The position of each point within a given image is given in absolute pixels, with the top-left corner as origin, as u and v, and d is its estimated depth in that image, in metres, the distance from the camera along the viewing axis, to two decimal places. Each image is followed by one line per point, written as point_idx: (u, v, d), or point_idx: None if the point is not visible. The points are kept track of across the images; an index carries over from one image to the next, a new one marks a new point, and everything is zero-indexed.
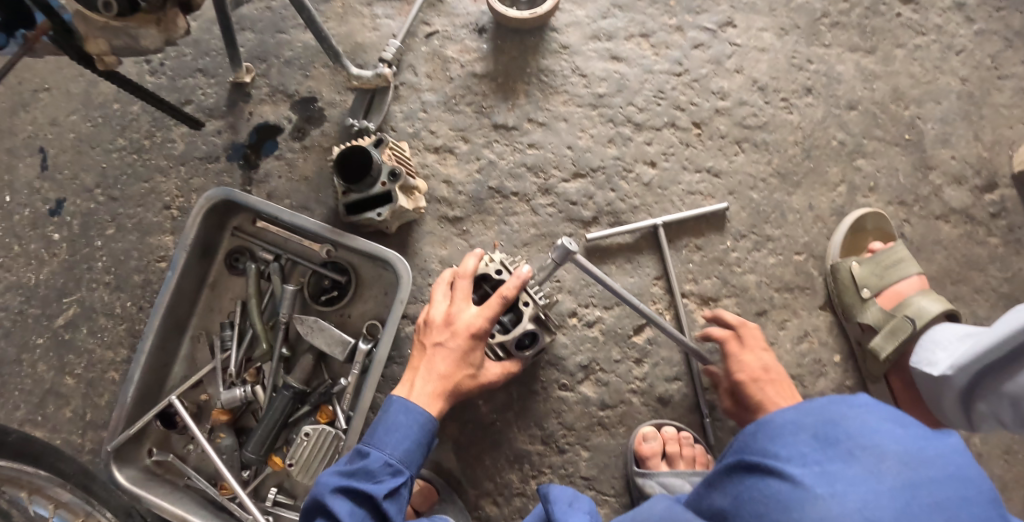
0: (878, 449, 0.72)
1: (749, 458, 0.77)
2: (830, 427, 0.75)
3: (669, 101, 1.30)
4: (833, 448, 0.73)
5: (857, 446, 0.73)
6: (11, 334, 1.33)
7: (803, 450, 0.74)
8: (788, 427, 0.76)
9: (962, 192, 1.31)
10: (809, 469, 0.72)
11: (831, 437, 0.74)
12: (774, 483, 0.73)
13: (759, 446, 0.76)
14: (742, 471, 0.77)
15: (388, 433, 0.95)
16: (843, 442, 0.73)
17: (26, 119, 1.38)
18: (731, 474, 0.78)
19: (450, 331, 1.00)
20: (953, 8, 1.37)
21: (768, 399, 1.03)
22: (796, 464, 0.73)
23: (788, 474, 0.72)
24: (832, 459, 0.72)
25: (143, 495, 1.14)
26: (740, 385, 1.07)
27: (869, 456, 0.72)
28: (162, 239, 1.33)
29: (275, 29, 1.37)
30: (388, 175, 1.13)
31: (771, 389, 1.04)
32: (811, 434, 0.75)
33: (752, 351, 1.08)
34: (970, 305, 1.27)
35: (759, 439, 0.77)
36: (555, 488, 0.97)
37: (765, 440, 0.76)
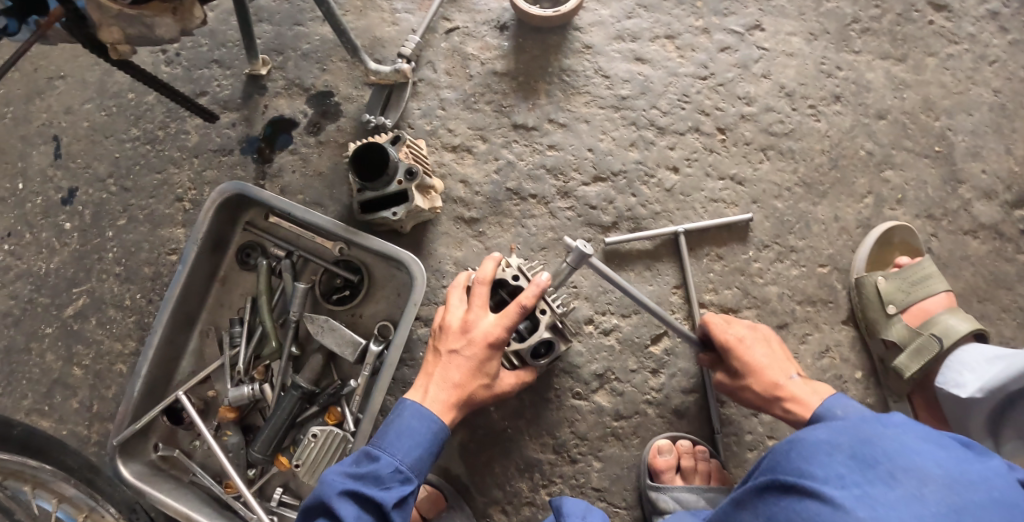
0: (919, 470, 0.69)
1: (787, 478, 0.73)
2: (868, 447, 0.72)
3: (693, 105, 1.27)
4: (872, 470, 0.70)
5: (898, 467, 0.70)
6: (20, 323, 1.32)
7: (841, 471, 0.70)
8: (824, 448, 0.73)
9: (992, 206, 1.27)
10: (850, 491, 0.68)
11: (869, 458, 0.71)
12: (813, 504, 0.69)
13: (794, 466, 0.74)
14: (779, 491, 0.73)
15: (400, 438, 0.92)
16: (882, 464, 0.70)
17: (40, 106, 1.36)
18: (766, 493, 0.75)
19: (466, 339, 0.97)
20: (988, 16, 1.33)
21: (759, 357, 1.00)
22: (835, 484, 0.69)
23: (828, 495, 0.68)
24: (872, 481, 0.69)
25: (148, 490, 1.12)
26: (727, 350, 1.03)
27: (910, 478, 0.69)
28: (173, 232, 1.31)
29: (293, 21, 1.35)
30: (405, 174, 1.09)
31: (758, 348, 1.02)
32: (848, 454, 0.72)
33: (731, 321, 1.06)
34: (996, 324, 1.23)
35: (793, 460, 0.74)
36: (567, 501, 0.94)
37: (801, 460, 0.74)
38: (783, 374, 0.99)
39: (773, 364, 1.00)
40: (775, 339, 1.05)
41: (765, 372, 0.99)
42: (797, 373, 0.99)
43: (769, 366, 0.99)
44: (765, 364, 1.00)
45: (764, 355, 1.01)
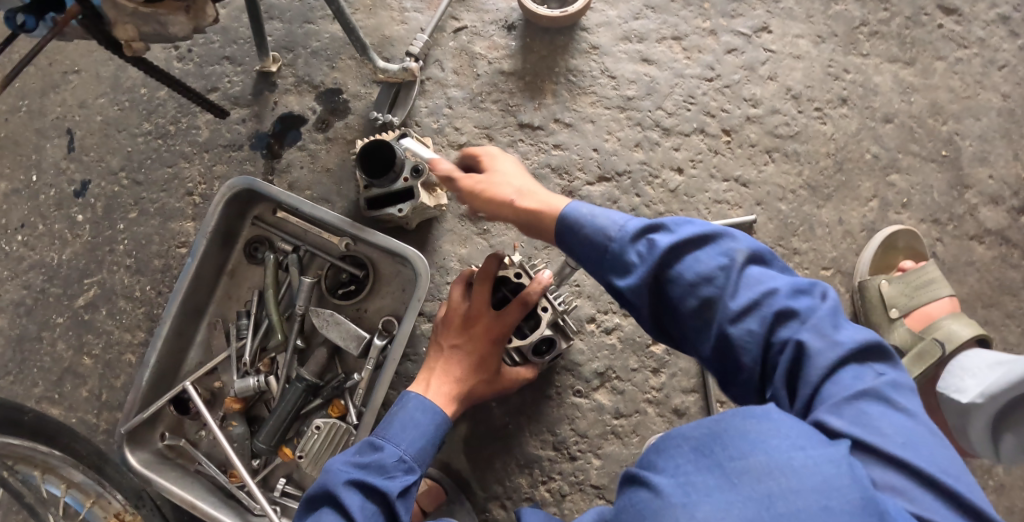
0: (748, 462, 0.56)
1: (632, 468, 0.63)
2: (713, 436, 0.59)
3: (699, 106, 1.27)
4: (706, 459, 0.58)
5: (728, 456, 0.57)
6: (32, 312, 1.34)
7: (681, 463, 0.59)
8: (674, 438, 0.61)
9: (998, 212, 1.27)
10: (675, 479, 0.58)
11: (707, 446, 0.59)
12: (641, 493, 0.59)
13: (648, 458, 0.63)
14: (625, 483, 0.62)
15: (404, 429, 0.94)
16: (717, 454, 0.58)
17: (55, 100, 1.39)
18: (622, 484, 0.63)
19: (468, 335, 1.01)
20: (998, 20, 1.33)
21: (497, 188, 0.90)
22: (665, 474, 0.59)
23: (654, 483, 0.58)
24: (702, 470, 0.57)
25: (154, 477, 1.14)
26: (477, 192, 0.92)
27: (739, 471, 0.56)
28: (184, 225, 1.34)
29: (303, 19, 1.36)
30: (411, 171, 1.11)
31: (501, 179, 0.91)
32: (693, 445, 0.60)
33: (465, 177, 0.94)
34: (1000, 329, 1.23)
35: (650, 453, 0.63)
36: (525, 510, 0.87)
37: (653, 453, 0.62)
38: (518, 186, 0.90)
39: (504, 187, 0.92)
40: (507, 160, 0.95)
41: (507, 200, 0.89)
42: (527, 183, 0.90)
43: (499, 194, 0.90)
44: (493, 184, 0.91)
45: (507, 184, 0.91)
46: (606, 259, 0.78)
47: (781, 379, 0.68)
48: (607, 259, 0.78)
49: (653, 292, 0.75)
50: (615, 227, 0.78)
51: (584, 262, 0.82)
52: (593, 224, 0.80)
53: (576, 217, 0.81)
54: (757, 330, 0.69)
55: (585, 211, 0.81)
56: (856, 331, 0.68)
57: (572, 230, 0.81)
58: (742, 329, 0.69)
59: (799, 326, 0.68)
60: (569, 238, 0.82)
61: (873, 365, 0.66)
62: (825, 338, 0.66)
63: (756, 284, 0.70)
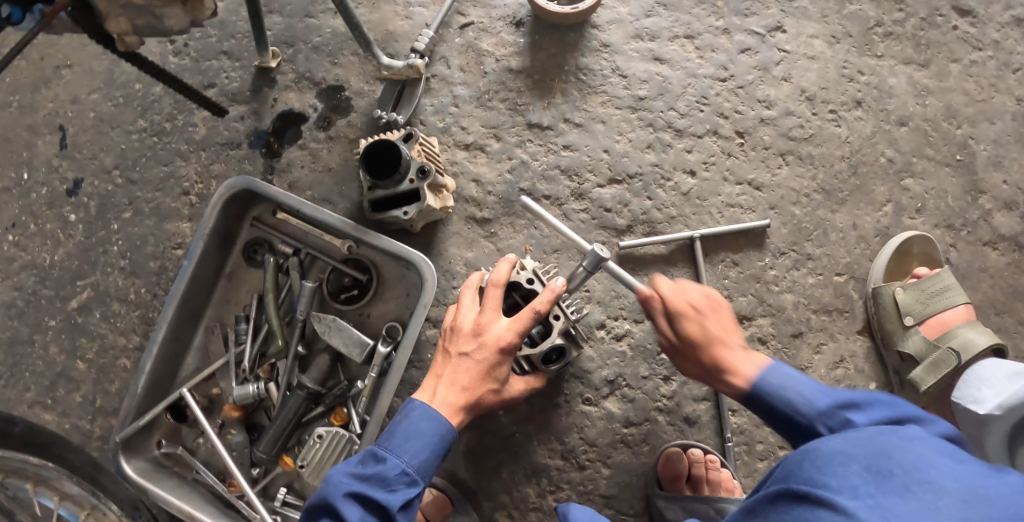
0: (935, 483, 0.64)
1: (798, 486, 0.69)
2: (882, 459, 0.67)
3: (712, 107, 1.24)
4: (887, 482, 0.65)
5: (913, 480, 0.64)
6: (24, 315, 1.30)
7: (855, 482, 0.66)
8: (839, 458, 0.68)
9: (1012, 218, 1.25)
10: (863, 502, 0.63)
11: (882, 469, 0.66)
12: (823, 513, 0.64)
13: (807, 476, 0.69)
14: (790, 500, 0.68)
15: (407, 439, 0.91)
16: (897, 475, 0.65)
17: (46, 95, 1.34)
18: (776, 501, 0.69)
19: (477, 341, 0.96)
20: (1013, 22, 1.31)
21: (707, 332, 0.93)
22: (847, 495, 0.64)
23: (840, 504, 0.64)
24: (886, 493, 0.64)
25: (149, 487, 1.11)
26: (678, 319, 0.95)
27: (926, 491, 0.63)
28: (180, 226, 1.29)
29: (304, 13, 1.32)
30: (417, 172, 1.07)
31: (709, 321, 0.94)
32: (863, 465, 0.67)
33: (689, 283, 0.99)
34: (1013, 337, 1.21)
35: (806, 469, 0.70)
36: (573, 508, 0.92)
37: (814, 470, 0.69)
38: (737, 351, 0.92)
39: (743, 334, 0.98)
40: (726, 307, 0.97)
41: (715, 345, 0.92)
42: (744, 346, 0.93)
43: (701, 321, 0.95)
44: (723, 336, 0.93)
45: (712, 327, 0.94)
46: (795, 431, 0.83)
47: None
48: (798, 432, 0.82)
49: None
50: (805, 401, 0.81)
51: (768, 425, 0.86)
52: (783, 398, 0.84)
53: (771, 391, 0.85)
54: None
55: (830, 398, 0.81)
56: None
57: (766, 402, 0.85)
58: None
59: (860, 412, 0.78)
60: (757, 404, 0.86)
61: None
62: None
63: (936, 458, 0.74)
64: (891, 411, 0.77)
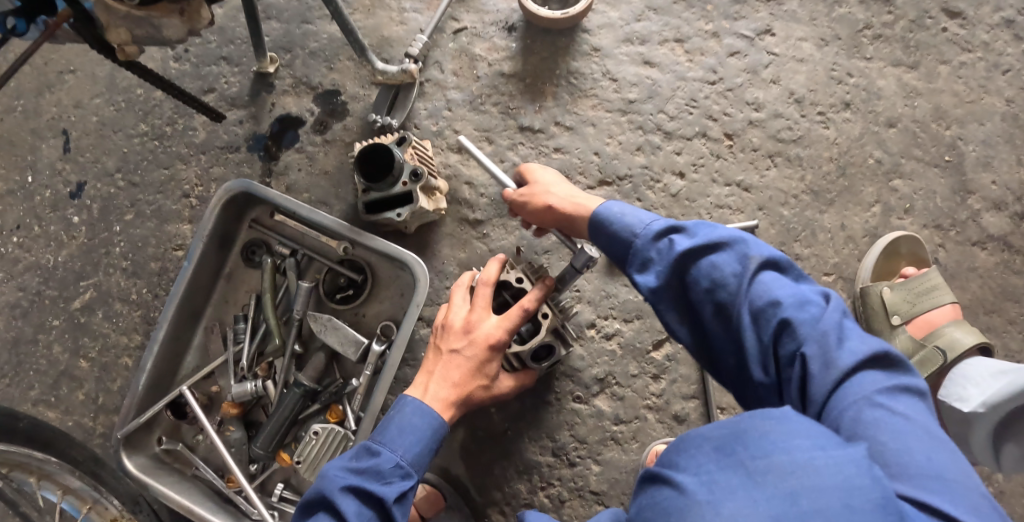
0: (773, 458, 0.55)
1: (653, 468, 0.62)
2: (734, 436, 0.58)
3: (701, 110, 1.26)
4: (729, 457, 0.56)
5: (751, 454, 0.56)
6: (28, 314, 1.33)
7: (700, 460, 0.58)
8: (694, 438, 0.60)
9: (1001, 218, 1.26)
10: (699, 478, 0.56)
11: (729, 445, 0.57)
12: (664, 491, 0.58)
13: (667, 458, 0.62)
14: (647, 482, 0.61)
15: (401, 434, 0.92)
16: (739, 452, 0.56)
17: (50, 100, 1.37)
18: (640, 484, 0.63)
19: (468, 339, 0.98)
20: (1002, 24, 1.32)
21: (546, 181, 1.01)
22: (688, 472, 0.57)
23: (678, 481, 0.57)
24: (724, 469, 0.56)
25: (150, 482, 1.13)
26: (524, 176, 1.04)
27: (762, 466, 0.55)
28: (180, 228, 1.32)
29: (301, 19, 1.35)
30: (410, 175, 1.09)
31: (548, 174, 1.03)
32: (714, 445, 0.58)
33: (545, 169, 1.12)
34: (1002, 337, 1.22)
35: (669, 450, 0.62)
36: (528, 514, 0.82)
37: (673, 452, 0.61)
38: (557, 192, 0.99)
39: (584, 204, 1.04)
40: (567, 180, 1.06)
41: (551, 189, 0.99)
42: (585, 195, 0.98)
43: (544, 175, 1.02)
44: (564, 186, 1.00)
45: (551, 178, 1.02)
46: (628, 255, 0.84)
47: (795, 392, 0.69)
48: (631, 256, 0.83)
49: (670, 293, 0.80)
50: (640, 225, 0.83)
51: (607, 254, 0.88)
52: (620, 223, 0.86)
53: (603, 218, 0.87)
54: (768, 339, 0.71)
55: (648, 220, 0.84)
56: (863, 342, 0.68)
57: (601, 228, 0.87)
58: (756, 339, 0.72)
59: (686, 237, 0.79)
60: (595, 231, 0.88)
61: (885, 374, 0.67)
62: (827, 354, 0.67)
63: (766, 292, 0.73)
64: (713, 233, 0.78)
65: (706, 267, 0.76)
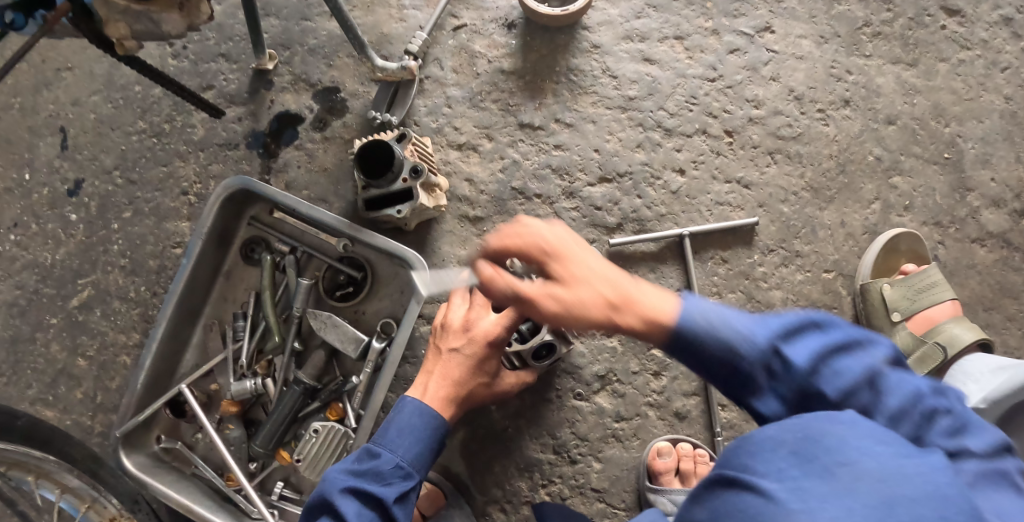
0: (857, 464, 0.57)
1: (725, 473, 0.62)
2: (812, 440, 0.59)
3: (701, 107, 1.26)
4: (811, 464, 0.58)
5: (836, 461, 0.57)
6: (26, 313, 1.32)
7: (780, 466, 0.59)
8: (768, 441, 0.61)
9: (1000, 215, 1.26)
10: (784, 485, 0.57)
11: (809, 450, 0.59)
12: (747, 497, 0.58)
13: (738, 461, 0.62)
14: (719, 487, 0.61)
15: (400, 435, 0.93)
16: (821, 457, 0.58)
17: (48, 98, 1.36)
18: (706, 489, 0.63)
19: (467, 337, 0.98)
20: (1001, 22, 1.32)
21: (581, 266, 0.75)
22: (771, 479, 0.58)
23: (764, 488, 0.57)
24: (810, 475, 0.57)
25: (149, 481, 1.13)
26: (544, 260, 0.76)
27: (848, 473, 0.56)
28: (178, 225, 1.32)
29: (300, 16, 1.34)
30: (410, 171, 1.09)
31: (579, 252, 0.76)
32: (791, 449, 0.60)
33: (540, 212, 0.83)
34: (1001, 333, 1.23)
35: (738, 454, 0.62)
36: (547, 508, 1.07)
37: (743, 455, 0.62)
38: (615, 290, 0.74)
39: None
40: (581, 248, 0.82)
41: (594, 279, 0.74)
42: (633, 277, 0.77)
43: (573, 259, 0.76)
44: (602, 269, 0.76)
45: (587, 261, 0.76)
46: (734, 373, 0.72)
47: None
48: (738, 374, 0.72)
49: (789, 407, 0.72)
50: (744, 337, 0.71)
51: (697, 367, 0.74)
52: (715, 334, 0.72)
53: (697, 327, 0.72)
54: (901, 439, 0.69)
55: (745, 331, 0.71)
56: (983, 433, 0.69)
57: (693, 344, 0.72)
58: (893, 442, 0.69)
59: (801, 345, 0.71)
60: (686, 351, 0.72)
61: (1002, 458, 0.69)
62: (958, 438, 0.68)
63: (897, 390, 0.70)
64: (826, 338, 0.71)
65: (829, 379, 0.70)
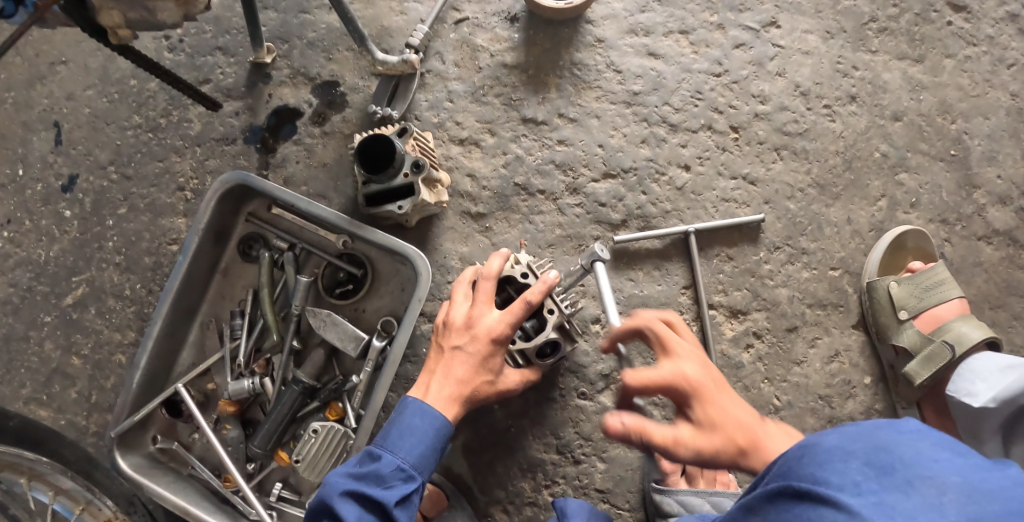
0: (938, 478, 0.57)
1: (795, 484, 0.62)
2: (886, 452, 0.60)
3: (706, 102, 1.25)
4: (889, 477, 0.58)
5: (915, 474, 0.58)
6: (19, 311, 1.29)
7: (856, 478, 0.59)
8: (837, 452, 0.61)
9: (1006, 212, 1.25)
10: (866, 498, 0.57)
11: (885, 463, 0.59)
12: (824, 511, 0.58)
13: (806, 471, 0.62)
14: (789, 498, 0.62)
15: (402, 437, 0.91)
16: (899, 470, 0.58)
17: (42, 92, 1.34)
18: (773, 501, 0.63)
19: (470, 335, 0.95)
20: (1007, 18, 1.31)
21: (724, 408, 0.79)
22: (850, 492, 0.58)
23: (844, 502, 0.57)
24: (890, 489, 0.57)
25: (145, 482, 1.10)
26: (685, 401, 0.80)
27: (929, 486, 0.57)
28: (175, 221, 1.29)
29: (299, 9, 1.32)
30: (411, 166, 1.07)
31: (720, 394, 0.80)
32: (864, 460, 0.60)
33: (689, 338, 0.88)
34: (1008, 332, 1.22)
35: (805, 465, 0.62)
36: (570, 504, 0.95)
37: (813, 465, 0.62)
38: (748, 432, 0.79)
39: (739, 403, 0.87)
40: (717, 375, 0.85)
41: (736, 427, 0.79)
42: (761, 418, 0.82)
43: (713, 400, 0.80)
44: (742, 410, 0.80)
45: (731, 404, 0.80)
46: None
47: None
48: None
49: None
50: None
51: None
52: None
53: None
54: None
55: None
56: None
57: None
58: None
59: None
60: None
61: None
62: None
63: None
64: None
65: None
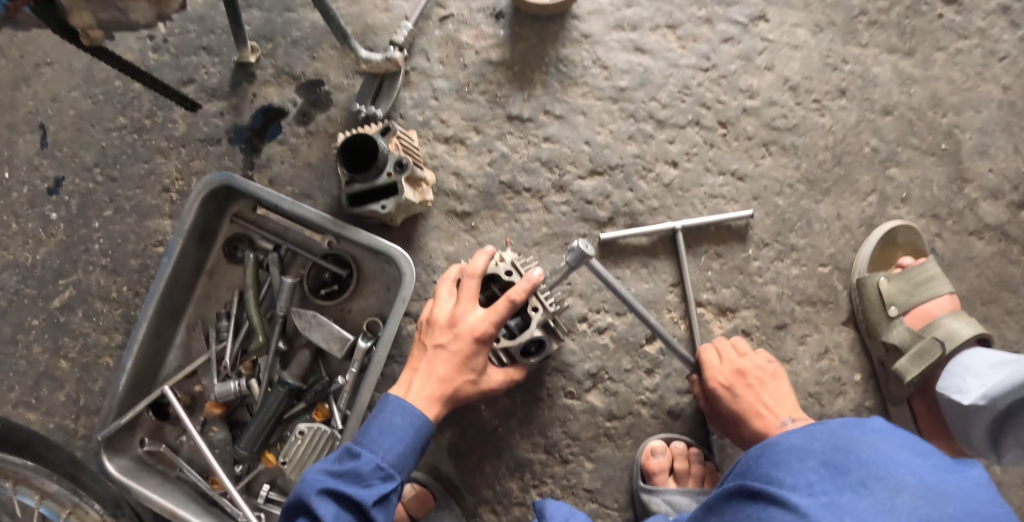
0: (891, 478, 0.72)
1: (756, 486, 0.77)
2: (839, 454, 0.76)
3: (694, 98, 1.23)
4: (842, 478, 0.73)
5: (868, 475, 0.73)
6: (7, 314, 1.29)
7: (810, 479, 0.74)
8: (796, 457, 0.77)
9: (998, 207, 1.24)
10: (815, 499, 0.72)
11: (840, 467, 0.74)
12: (776, 510, 0.73)
13: (763, 472, 0.78)
14: (749, 497, 0.77)
15: (381, 434, 0.90)
16: (853, 471, 0.74)
17: (27, 93, 1.33)
18: (732, 499, 0.78)
19: (453, 333, 0.95)
20: (998, 10, 1.29)
21: (747, 403, 1.00)
22: (800, 493, 0.73)
23: (793, 502, 0.72)
24: (841, 490, 0.72)
25: (133, 485, 1.10)
26: (714, 395, 1.03)
27: (882, 487, 0.72)
28: (160, 223, 1.28)
29: (283, 7, 1.31)
30: (395, 165, 1.06)
31: (747, 392, 1.01)
32: (818, 461, 0.76)
33: (723, 357, 1.05)
34: (999, 327, 1.21)
35: (763, 465, 0.78)
36: (551, 504, 0.96)
37: (770, 466, 0.78)
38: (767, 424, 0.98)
39: (796, 402, 1.02)
40: (770, 377, 1.03)
41: (753, 418, 0.99)
42: (790, 417, 0.97)
43: (739, 396, 1.01)
44: (763, 407, 0.99)
45: (755, 400, 1.00)
46: None
47: None
48: None
49: None
50: None
51: None
52: None
53: None
54: None
55: None
56: None
57: None
58: None
59: None
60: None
61: None
62: None
63: None
64: None
65: None
